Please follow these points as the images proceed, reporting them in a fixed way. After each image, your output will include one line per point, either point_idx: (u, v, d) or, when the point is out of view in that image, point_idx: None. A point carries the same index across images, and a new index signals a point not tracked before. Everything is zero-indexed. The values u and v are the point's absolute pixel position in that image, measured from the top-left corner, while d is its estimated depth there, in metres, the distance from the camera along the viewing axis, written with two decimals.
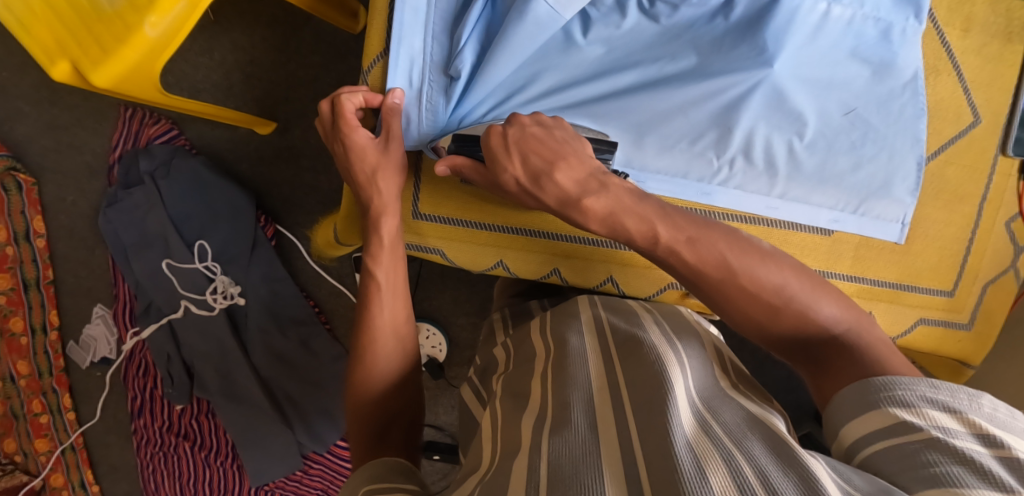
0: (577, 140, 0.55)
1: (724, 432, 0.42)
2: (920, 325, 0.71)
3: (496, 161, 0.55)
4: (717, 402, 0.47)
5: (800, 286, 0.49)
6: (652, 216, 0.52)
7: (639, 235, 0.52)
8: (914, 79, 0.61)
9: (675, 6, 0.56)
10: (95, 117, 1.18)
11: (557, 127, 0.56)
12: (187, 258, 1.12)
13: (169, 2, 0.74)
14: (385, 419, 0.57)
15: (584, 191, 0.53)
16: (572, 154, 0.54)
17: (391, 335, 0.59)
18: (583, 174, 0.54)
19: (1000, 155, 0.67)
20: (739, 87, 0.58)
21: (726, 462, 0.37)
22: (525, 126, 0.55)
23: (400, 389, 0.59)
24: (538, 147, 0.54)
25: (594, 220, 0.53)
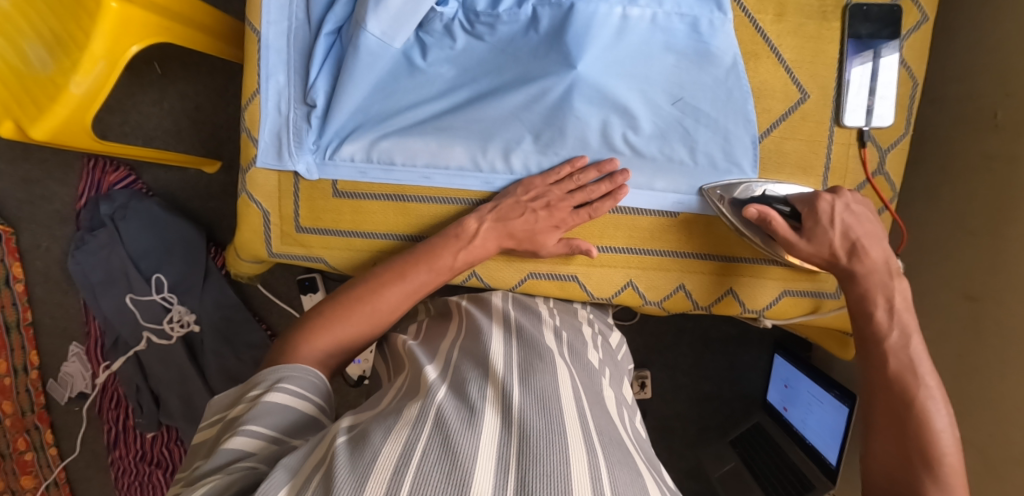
0: (876, 230, 0.63)
1: (594, 431, 0.50)
2: (784, 297, 0.73)
3: (817, 228, 0.62)
4: (595, 407, 0.55)
5: (926, 386, 0.54)
6: (911, 325, 0.58)
7: (880, 325, 0.59)
8: (734, 64, 0.67)
9: (491, 25, 0.66)
10: (63, 169, 1.30)
11: (861, 206, 0.63)
12: (145, 290, 1.20)
13: (89, 62, 0.84)
14: (343, 346, 0.63)
15: (881, 273, 0.61)
16: (877, 238, 0.62)
17: (399, 307, 0.65)
18: (883, 259, 0.62)
19: (836, 125, 0.70)
20: (556, 90, 0.66)
21: (587, 454, 0.45)
22: (848, 201, 0.63)
23: (370, 336, 0.66)
24: (856, 224, 0.62)
25: (855, 291, 0.62)
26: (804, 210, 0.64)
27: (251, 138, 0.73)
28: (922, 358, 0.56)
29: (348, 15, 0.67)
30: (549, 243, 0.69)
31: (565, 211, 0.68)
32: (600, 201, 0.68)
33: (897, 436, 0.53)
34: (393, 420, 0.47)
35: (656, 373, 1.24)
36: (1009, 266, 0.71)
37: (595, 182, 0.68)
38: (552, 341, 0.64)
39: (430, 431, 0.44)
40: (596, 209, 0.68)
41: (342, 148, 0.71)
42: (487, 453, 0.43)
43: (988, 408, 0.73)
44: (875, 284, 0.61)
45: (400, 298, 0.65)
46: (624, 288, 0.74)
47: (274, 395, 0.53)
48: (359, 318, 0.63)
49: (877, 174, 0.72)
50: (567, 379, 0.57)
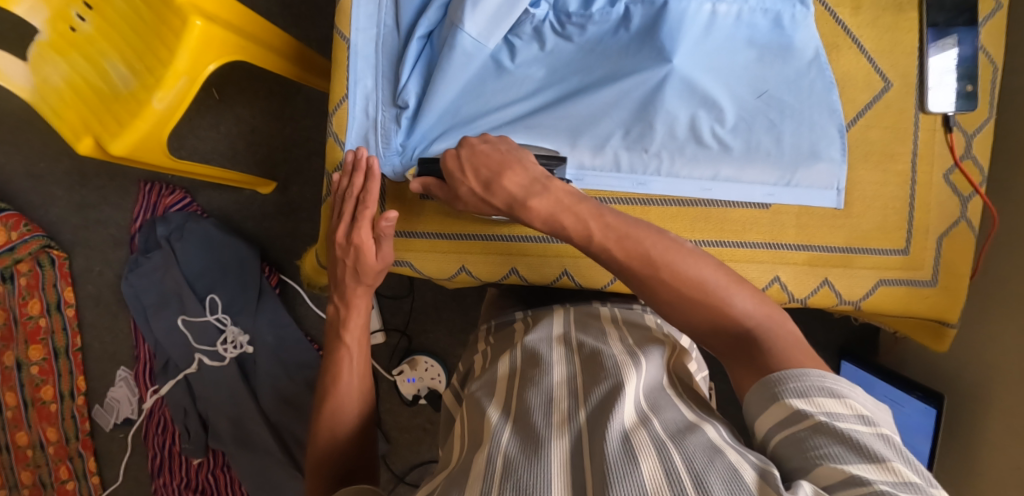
0: (520, 151, 0.59)
1: (662, 425, 0.45)
2: (880, 287, 0.72)
3: (451, 178, 0.60)
4: (664, 402, 0.51)
5: (651, 248, 0.51)
6: (586, 215, 0.54)
7: (575, 234, 0.54)
8: (817, 57, 0.68)
9: (582, 26, 0.67)
10: (120, 193, 1.32)
11: (501, 142, 0.60)
12: (199, 312, 1.21)
13: (172, 78, 0.87)
14: (349, 446, 0.61)
15: (536, 192, 0.56)
16: (513, 162, 0.57)
17: (346, 405, 0.62)
18: (528, 179, 0.56)
19: (921, 112, 0.71)
20: (646, 84, 0.66)
21: (656, 451, 0.40)
22: (473, 145, 0.59)
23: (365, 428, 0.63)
24: (485, 160, 0.58)
25: (537, 219, 0.56)
26: (424, 186, 0.64)
27: (338, 141, 0.74)
28: (629, 229, 0.53)
29: (440, 20, 0.69)
30: (371, 255, 0.65)
31: (346, 226, 0.66)
32: (361, 188, 0.66)
33: (676, 321, 0.51)
34: (462, 478, 0.44)
35: (719, 386, 1.21)
36: None
37: (354, 182, 0.66)
38: (618, 348, 0.60)
39: (502, 478, 0.41)
40: (366, 199, 0.65)
41: (429, 148, 0.71)
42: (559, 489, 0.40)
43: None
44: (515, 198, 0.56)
45: (352, 388, 0.63)
46: None
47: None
48: (334, 441, 0.60)
49: (965, 158, 0.72)
50: (629, 378, 0.53)
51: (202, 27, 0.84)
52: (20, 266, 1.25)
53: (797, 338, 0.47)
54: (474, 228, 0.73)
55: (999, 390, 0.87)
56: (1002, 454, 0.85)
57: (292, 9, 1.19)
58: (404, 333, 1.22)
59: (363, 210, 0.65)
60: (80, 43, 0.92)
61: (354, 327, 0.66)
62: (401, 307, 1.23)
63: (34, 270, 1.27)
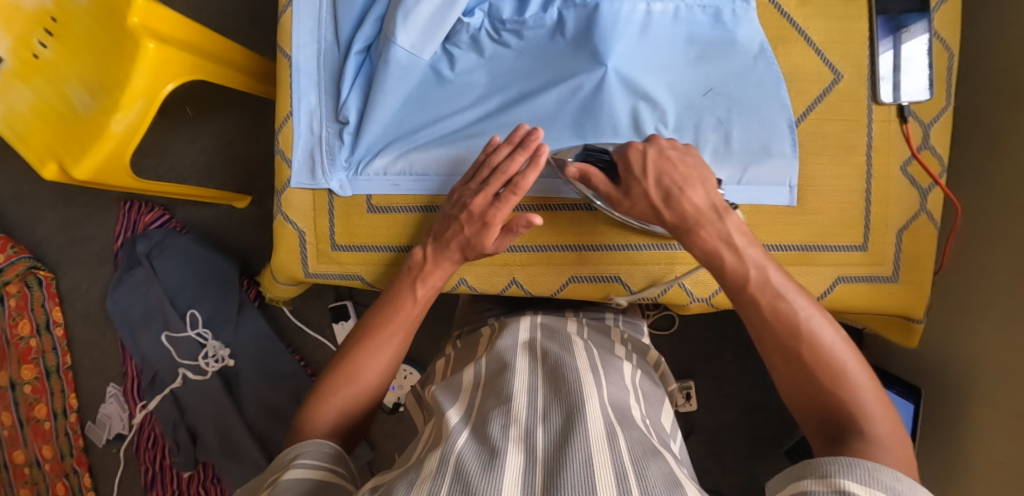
0: (705, 167, 0.58)
1: (624, 448, 0.46)
2: (840, 284, 0.70)
3: (630, 180, 0.58)
4: (626, 421, 0.52)
5: (800, 306, 0.49)
6: (766, 260, 0.52)
7: (732, 271, 0.53)
8: (762, 50, 0.67)
9: (518, 32, 0.66)
10: (102, 212, 1.34)
11: (688, 154, 0.59)
12: (180, 327, 1.22)
13: (129, 100, 0.87)
14: (352, 407, 0.59)
15: (712, 220, 0.55)
16: (699, 180, 0.57)
17: (378, 363, 0.61)
18: (709, 202, 0.56)
19: (874, 103, 0.69)
20: (585, 88, 0.64)
21: (617, 480, 0.41)
22: (662, 148, 0.58)
23: (373, 393, 0.61)
24: (671, 170, 0.57)
25: (698, 249, 0.55)
26: (620, 168, 0.59)
27: (285, 159, 0.74)
28: (786, 286, 0.51)
29: (377, 33, 0.69)
30: (489, 241, 0.63)
31: (484, 204, 0.62)
32: (519, 170, 0.61)
33: (793, 375, 0.48)
34: (410, 480, 0.43)
35: (702, 384, 1.20)
36: None
37: (509, 157, 0.62)
38: (581, 362, 0.60)
39: (455, 483, 0.42)
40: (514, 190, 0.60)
41: (372, 162, 0.71)
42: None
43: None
44: (706, 228, 0.55)
45: (386, 353, 0.62)
46: (670, 287, 0.69)
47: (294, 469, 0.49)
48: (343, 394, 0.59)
49: (923, 148, 0.70)
50: (592, 394, 0.53)
51: (155, 50, 0.86)
52: (9, 288, 1.29)
53: (906, 454, 0.43)
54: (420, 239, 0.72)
55: (981, 384, 0.84)
56: (988, 448, 0.82)
57: (259, 23, 1.20)
58: None
59: (509, 194, 0.61)
60: (41, 69, 0.91)
61: (431, 286, 0.66)
62: None
63: (22, 292, 1.30)
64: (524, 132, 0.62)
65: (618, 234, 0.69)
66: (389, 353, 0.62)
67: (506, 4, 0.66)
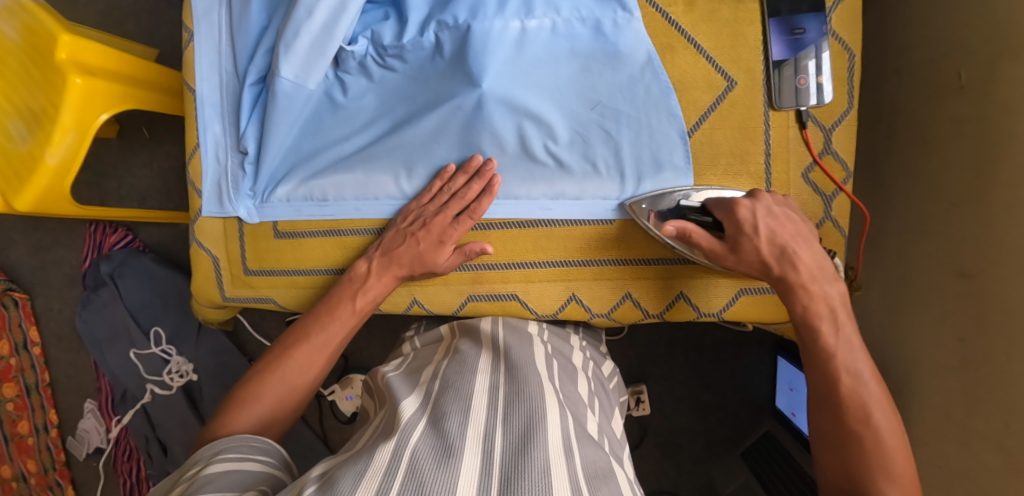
0: (807, 226, 0.61)
1: (580, 462, 0.47)
2: (741, 297, 0.69)
3: (741, 238, 0.60)
4: (581, 434, 0.53)
5: (870, 393, 0.55)
6: (851, 335, 0.58)
7: (825, 338, 0.58)
8: (649, 61, 0.64)
9: (399, 55, 0.65)
10: (70, 234, 1.38)
11: (781, 207, 0.61)
12: (145, 345, 1.26)
13: (59, 134, 0.90)
14: (280, 408, 0.62)
15: (821, 281, 0.60)
16: (806, 239, 0.60)
17: (303, 369, 0.64)
18: (816, 263, 0.60)
19: (771, 109, 0.67)
20: (464, 109, 0.64)
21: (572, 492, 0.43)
22: (769, 205, 0.60)
23: (299, 399, 0.64)
24: (782, 227, 0.60)
25: (800, 305, 0.59)
26: (728, 224, 0.61)
27: (195, 189, 0.76)
28: (863, 369, 0.56)
29: (268, 65, 0.70)
30: (441, 259, 0.66)
31: (443, 224, 0.65)
32: (477, 197, 0.65)
33: (841, 454, 0.54)
34: (362, 463, 0.44)
35: (653, 387, 1.20)
36: (1000, 240, 0.68)
37: (465, 186, 0.65)
38: (541, 366, 0.61)
39: (412, 479, 0.42)
40: (471, 212, 0.65)
41: (276, 190, 0.73)
42: None
43: (1002, 395, 0.67)
44: (794, 290, 0.60)
45: (312, 357, 0.64)
46: (567, 302, 0.70)
47: (225, 455, 0.53)
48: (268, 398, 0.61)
49: (824, 154, 0.68)
50: (552, 404, 0.54)
51: (83, 83, 0.90)
52: None
53: None
54: (323, 263, 0.73)
55: (917, 387, 0.83)
56: (924, 451, 0.80)
57: None
58: (340, 352, 1.26)
59: (468, 218, 0.65)
60: None
61: (366, 300, 0.67)
62: None
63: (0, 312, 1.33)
64: (482, 161, 0.65)
65: (513, 252, 0.70)
66: (314, 359, 0.64)
67: (386, 29, 0.65)
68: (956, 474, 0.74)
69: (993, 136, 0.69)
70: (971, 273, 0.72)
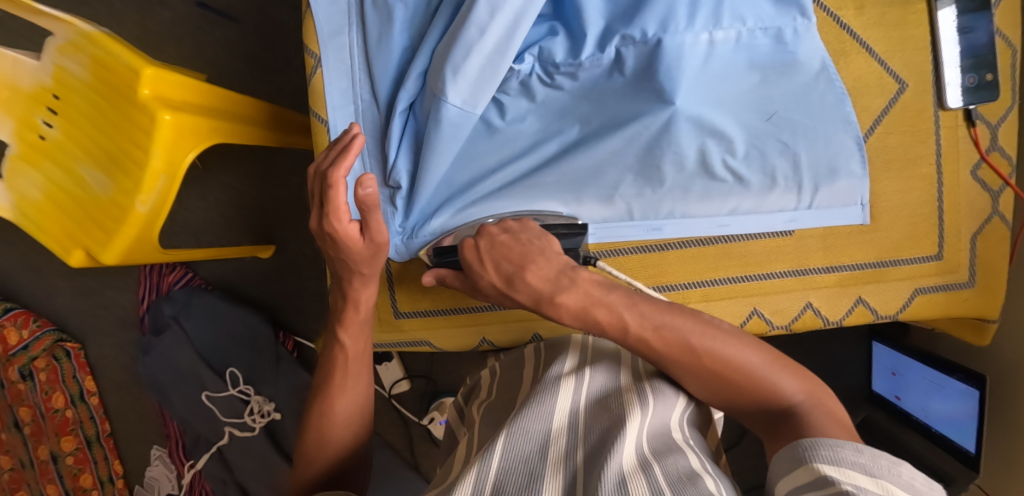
0: (541, 239, 0.54)
1: (662, 476, 0.41)
2: (917, 296, 0.69)
3: (472, 271, 0.55)
4: (670, 444, 0.45)
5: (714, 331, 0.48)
6: (620, 305, 0.49)
7: (610, 328, 0.49)
8: (825, 67, 0.63)
9: (570, 74, 0.62)
10: (121, 275, 1.30)
11: (522, 231, 0.56)
12: (221, 387, 1.19)
13: (151, 179, 0.84)
14: (341, 451, 0.61)
15: (567, 288, 0.51)
16: (538, 254, 0.53)
17: (343, 411, 0.61)
18: (553, 272, 0.51)
19: (940, 109, 0.66)
20: (648, 128, 0.61)
21: None
22: (494, 235, 0.55)
23: (358, 438, 0.62)
24: (507, 253, 0.53)
25: (567, 316, 0.51)
26: (463, 264, 0.56)
27: None
28: (682, 322, 0.48)
29: (420, 89, 0.65)
30: (348, 248, 0.53)
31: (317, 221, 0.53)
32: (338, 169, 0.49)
33: (718, 388, 0.49)
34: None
35: None
36: None
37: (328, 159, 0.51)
38: (630, 374, 0.55)
39: None
40: (332, 214, 0.51)
41: (430, 222, 0.67)
42: None
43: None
44: (546, 307, 0.51)
45: (348, 397, 0.61)
46: (749, 317, 0.68)
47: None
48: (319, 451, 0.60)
49: (992, 151, 0.68)
50: (635, 414, 0.47)
51: (171, 120, 0.83)
52: (37, 363, 1.22)
53: (838, 421, 0.47)
54: (490, 300, 0.72)
55: None
56: None
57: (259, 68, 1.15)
58: (428, 377, 1.22)
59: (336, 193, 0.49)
60: (48, 150, 0.89)
61: (353, 328, 0.61)
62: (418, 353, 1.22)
63: (51, 365, 1.25)
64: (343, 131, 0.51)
65: (694, 271, 0.67)
66: (346, 400, 0.61)
67: (555, 47, 0.61)
68: None
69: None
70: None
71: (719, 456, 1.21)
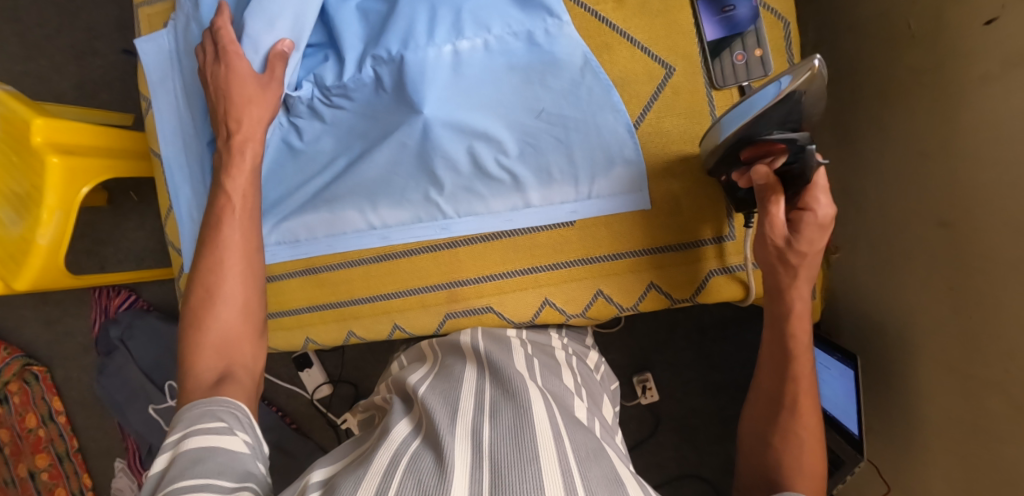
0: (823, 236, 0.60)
1: (569, 442, 0.49)
2: (712, 278, 0.69)
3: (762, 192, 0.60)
4: (571, 420, 0.55)
5: (797, 370, 0.62)
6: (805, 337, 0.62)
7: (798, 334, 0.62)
8: (586, 61, 0.66)
9: (346, 94, 0.68)
10: (79, 303, 1.42)
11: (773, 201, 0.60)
12: (162, 398, 1.30)
13: (46, 215, 0.94)
14: (223, 342, 0.59)
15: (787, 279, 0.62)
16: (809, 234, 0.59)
17: (236, 295, 0.61)
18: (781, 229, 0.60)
19: (713, 89, 0.68)
20: (411, 136, 0.66)
21: (562, 470, 0.45)
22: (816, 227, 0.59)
23: (245, 326, 0.61)
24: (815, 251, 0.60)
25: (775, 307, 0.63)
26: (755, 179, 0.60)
27: (177, 249, 0.79)
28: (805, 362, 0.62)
29: None
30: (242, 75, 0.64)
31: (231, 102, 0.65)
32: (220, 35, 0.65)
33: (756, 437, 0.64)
34: (363, 471, 0.47)
35: (661, 374, 1.21)
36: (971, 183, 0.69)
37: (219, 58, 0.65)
38: (522, 366, 0.62)
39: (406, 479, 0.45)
40: (226, 57, 0.64)
41: None
42: (463, 481, 0.44)
43: (997, 341, 0.67)
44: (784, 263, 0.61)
45: (241, 272, 0.62)
46: (541, 308, 0.71)
47: (201, 427, 0.50)
48: (208, 341, 0.59)
49: None
50: (539, 400, 0.56)
51: (60, 162, 0.93)
52: (10, 387, 1.39)
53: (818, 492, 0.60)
54: (304, 301, 0.75)
55: (919, 340, 0.81)
56: (934, 405, 0.80)
57: None
58: (349, 381, 1.28)
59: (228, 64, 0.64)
60: None
61: (239, 174, 0.64)
62: (339, 358, 1.29)
63: (23, 388, 1.40)
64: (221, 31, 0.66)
65: (484, 265, 0.71)
66: (238, 276, 0.61)
67: (329, 71, 0.68)
68: (969, 427, 0.73)
69: (949, 77, 0.71)
70: (948, 222, 0.73)
71: (636, 447, 1.21)
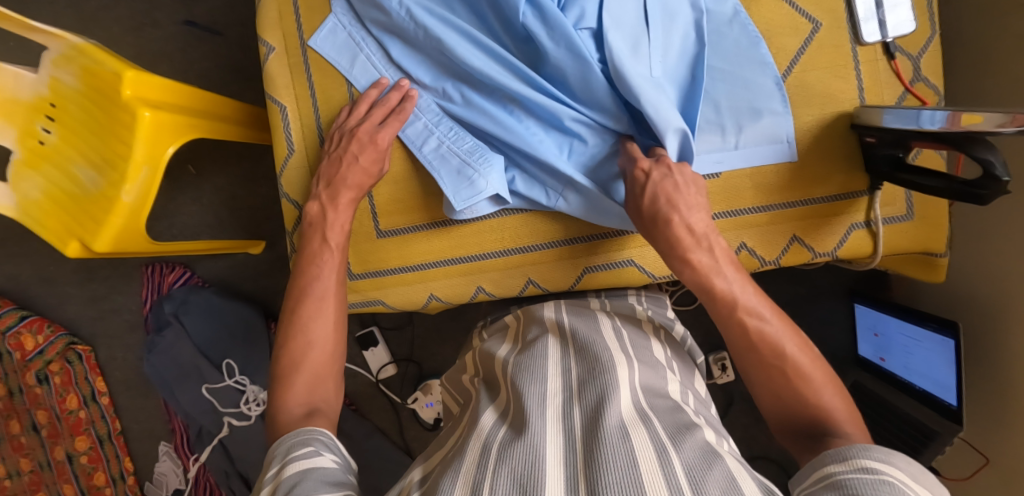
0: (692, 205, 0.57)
1: (660, 423, 0.43)
2: (853, 231, 0.70)
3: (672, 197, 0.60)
4: (662, 399, 0.48)
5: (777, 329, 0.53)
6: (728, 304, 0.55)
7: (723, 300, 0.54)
8: (736, 13, 0.67)
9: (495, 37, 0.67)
10: (126, 280, 1.34)
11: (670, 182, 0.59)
12: (218, 377, 1.24)
13: (134, 171, 0.91)
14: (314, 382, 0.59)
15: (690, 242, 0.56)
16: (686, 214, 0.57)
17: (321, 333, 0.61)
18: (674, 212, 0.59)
19: (857, 45, 0.68)
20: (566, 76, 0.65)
21: (656, 454, 0.38)
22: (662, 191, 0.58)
23: (325, 363, 0.61)
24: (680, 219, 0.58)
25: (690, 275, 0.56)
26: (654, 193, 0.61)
27: (292, 202, 0.76)
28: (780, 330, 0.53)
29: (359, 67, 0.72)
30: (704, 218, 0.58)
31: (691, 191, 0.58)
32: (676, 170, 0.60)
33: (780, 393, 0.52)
34: (456, 466, 0.42)
35: None
36: None
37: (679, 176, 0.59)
38: (611, 340, 0.55)
39: (497, 470, 0.40)
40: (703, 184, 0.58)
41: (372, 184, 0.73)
42: (557, 477, 0.39)
43: None
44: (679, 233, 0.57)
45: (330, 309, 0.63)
46: None
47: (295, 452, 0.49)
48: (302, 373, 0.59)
49: (916, 81, 0.69)
50: (627, 374, 0.49)
51: (151, 117, 0.89)
52: (50, 367, 1.24)
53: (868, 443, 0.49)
54: (433, 254, 0.74)
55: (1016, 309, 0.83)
56: None
57: None
58: (412, 360, 1.26)
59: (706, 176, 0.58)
60: (48, 154, 0.95)
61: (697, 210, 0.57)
62: (404, 336, 1.26)
63: (64, 368, 1.26)
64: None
65: None
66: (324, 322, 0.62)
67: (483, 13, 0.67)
68: None
69: None
70: None
71: None
